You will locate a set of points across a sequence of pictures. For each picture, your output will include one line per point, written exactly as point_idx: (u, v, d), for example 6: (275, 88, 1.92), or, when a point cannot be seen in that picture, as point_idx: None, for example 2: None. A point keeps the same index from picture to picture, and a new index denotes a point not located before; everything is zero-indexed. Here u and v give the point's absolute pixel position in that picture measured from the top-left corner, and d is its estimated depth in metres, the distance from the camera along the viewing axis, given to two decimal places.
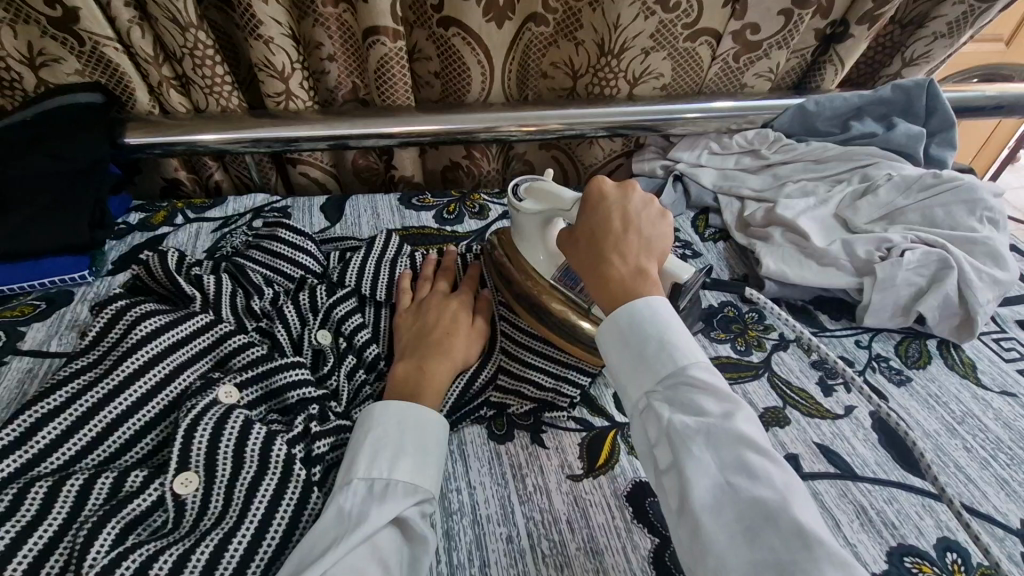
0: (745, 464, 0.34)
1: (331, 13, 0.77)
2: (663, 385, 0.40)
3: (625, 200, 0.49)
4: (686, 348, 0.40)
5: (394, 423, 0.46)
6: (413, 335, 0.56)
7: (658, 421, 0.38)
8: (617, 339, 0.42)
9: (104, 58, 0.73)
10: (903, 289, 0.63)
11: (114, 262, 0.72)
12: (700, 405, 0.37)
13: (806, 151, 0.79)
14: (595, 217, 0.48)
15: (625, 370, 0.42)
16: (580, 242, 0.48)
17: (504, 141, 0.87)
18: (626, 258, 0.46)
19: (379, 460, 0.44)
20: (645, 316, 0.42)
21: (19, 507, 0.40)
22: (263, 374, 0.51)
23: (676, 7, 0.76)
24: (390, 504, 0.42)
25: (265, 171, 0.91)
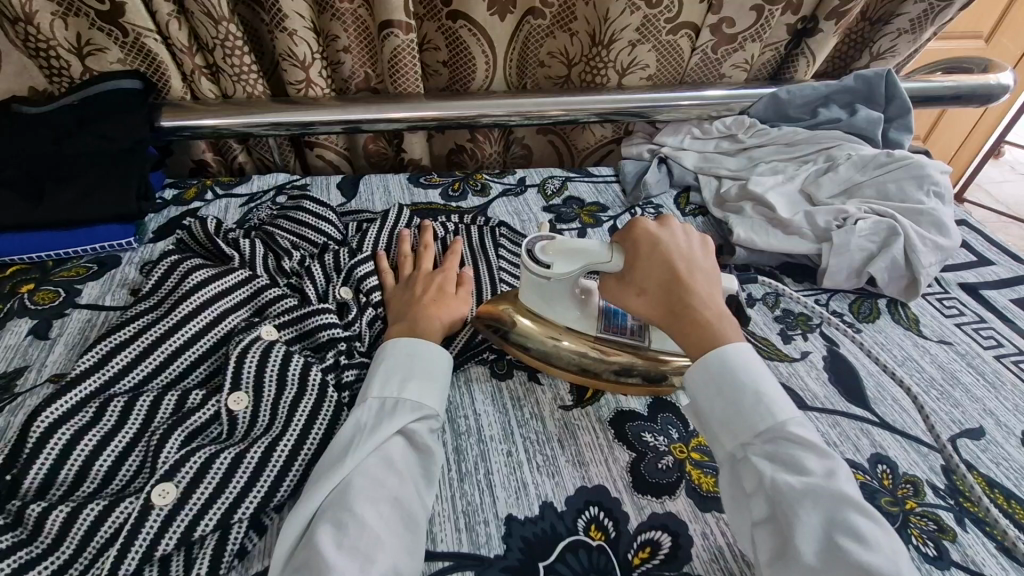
0: (852, 522, 0.39)
1: (347, 8, 0.85)
2: (763, 438, 0.45)
3: (674, 237, 0.56)
4: (782, 404, 0.46)
5: (402, 355, 0.54)
6: (404, 301, 0.63)
7: (759, 472, 0.44)
8: (711, 385, 0.48)
9: (145, 48, 0.81)
10: (857, 253, 0.71)
11: (154, 231, 0.80)
12: (805, 464, 0.43)
13: (777, 135, 0.88)
14: (663, 259, 0.53)
15: (721, 417, 0.47)
16: (650, 283, 0.53)
17: (504, 126, 0.95)
18: (699, 297, 0.52)
19: (390, 384, 0.52)
20: (741, 368, 0.47)
21: (102, 417, 0.48)
22: (298, 318, 0.60)
23: (658, 4, 0.84)
24: (399, 419, 0.50)
25: (284, 154, 0.99)
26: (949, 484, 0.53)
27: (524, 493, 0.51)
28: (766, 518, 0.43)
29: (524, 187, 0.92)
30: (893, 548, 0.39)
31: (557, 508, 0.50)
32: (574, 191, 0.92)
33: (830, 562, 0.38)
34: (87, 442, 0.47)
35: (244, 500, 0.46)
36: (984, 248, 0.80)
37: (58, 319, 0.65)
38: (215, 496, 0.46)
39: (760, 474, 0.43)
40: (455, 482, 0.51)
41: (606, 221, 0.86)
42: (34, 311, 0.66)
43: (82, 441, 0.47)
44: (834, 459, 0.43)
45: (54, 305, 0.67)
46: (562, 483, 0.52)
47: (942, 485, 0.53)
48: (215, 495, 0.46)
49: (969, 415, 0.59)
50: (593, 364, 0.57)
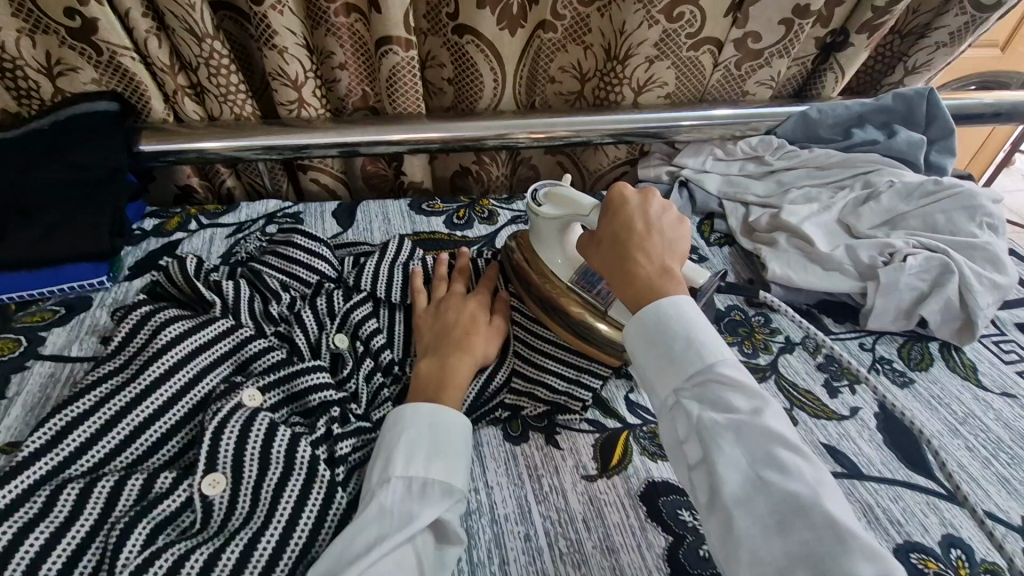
0: (775, 458, 0.36)
1: (344, 22, 0.78)
2: (692, 382, 0.42)
3: (645, 203, 0.52)
4: (711, 344, 0.42)
5: (428, 425, 0.48)
6: (435, 330, 0.57)
7: (687, 417, 0.41)
8: (645, 336, 0.44)
9: (121, 67, 0.74)
10: (906, 292, 0.64)
11: (130, 268, 0.73)
12: (729, 403, 0.39)
13: (808, 158, 0.81)
14: (621, 222, 0.50)
15: (653, 367, 0.44)
16: (606, 245, 0.51)
17: (511, 148, 0.88)
18: (651, 262, 0.48)
19: (415, 461, 0.45)
20: (669, 314, 0.44)
21: (52, 508, 0.41)
22: (285, 377, 0.52)
23: (680, 17, 0.77)
24: (428, 508, 0.43)
25: (276, 178, 0.92)
26: None
27: None
28: (697, 462, 0.40)
29: None
30: (820, 478, 0.36)
31: None
32: None
33: (752, 499, 0.36)
34: (31, 543, 0.40)
35: None
36: None
37: (17, 374, 0.58)
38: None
39: (688, 416, 0.41)
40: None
41: None
42: None
43: (27, 540, 0.40)
44: (763, 395, 0.40)
45: (15, 356, 0.60)
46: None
47: None
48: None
49: None
50: None
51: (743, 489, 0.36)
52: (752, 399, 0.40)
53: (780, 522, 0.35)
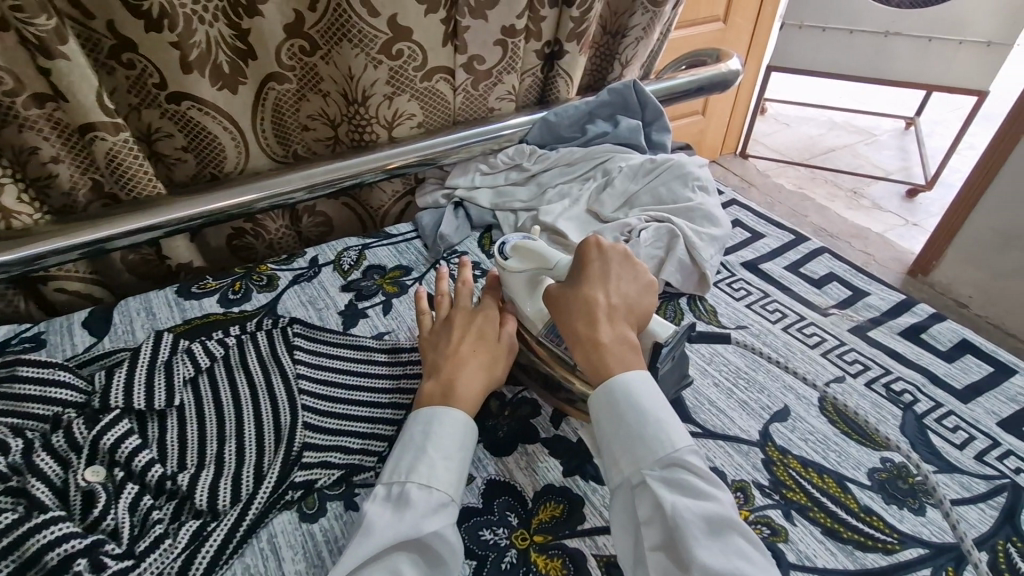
0: (738, 547, 0.41)
1: (38, 113, 0.69)
2: (661, 467, 0.45)
3: (613, 264, 0.56)
4: (678, 430, 0.46)
5: (421, 428, 0.50)
6: (439, 350, 0.58)
7: (654, 503, 0.44)
8: (612, 411, 0.47)
9: None
10: (649, 262, 0.73)
11: None
12: (697, 489, 0.43)
13: (556, 158, 0.89)
14: (585, 281, 0.54)
15: (619, 444, 0.47)
16: (570, 301, 0.54)
17: (288, 203, 0.85)
18: (609, 311, 0.52)
19: (399, 466, 0.48)
20: (638, 395, 0.47)
21: None
22: (11, 545, 0.45)
23: (400, 54, 0.79)
24: (414, 517, 0.45)
25: (7, 299, 0.79)
26: (772, 479, 0.55)
27: None
28: (659, 544, 0.43)
29: (318, 267, 0.83)
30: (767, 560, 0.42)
31: None
32: (374, 258, 0.85)
33: None
34: None
35: None
36: (754, 223, 0.88)
37: None
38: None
39: (658, 503, 0.43)
40: None
41: (411, 284, 0.80)
42: None
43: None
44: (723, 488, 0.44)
45: None
46: None
47: (765, 480, 0.55)
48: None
49: (773, 397, 0.62)
50: None
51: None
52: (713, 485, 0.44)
53: None
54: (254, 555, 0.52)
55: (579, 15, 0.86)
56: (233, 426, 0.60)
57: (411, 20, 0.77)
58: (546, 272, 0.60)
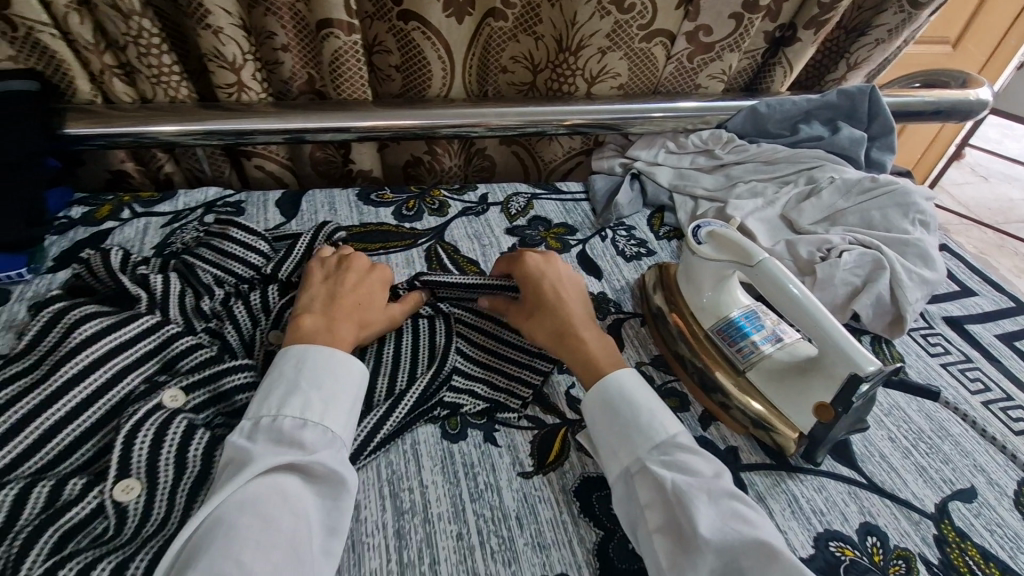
0: (738, 512, 0.44)
1: (285, 3, 0.74)
2: (656, 451, 0.48)
3: (557, 274, 0.61)
4: (667, 419, 0.50)
5: (293, 368, 0.49)
6: (319, 293, 0.56)
7: (655, 482, 0.46)
8: (612, 407, 0.50)
9: (40, 44, 0.70)
10: (841, 288, 0.66)
11: (55, 258, 0.70)
12: (692, 466, 0.46)
13: (756, 153, 0.82)
14: (548, 289, 0.59)
15: (618, 435, 0.49)
16: (536, 312, 0.58)
17: (465, 137, 0.86)
18: (566, 314, 0.57)
19: (270, 402, 0.47)
20: (622, 386, 0.51)
21: None
22: (209, 377, 0.51)
23: (631, 8, 0.77)
24: (293, 442, 0.45)
25: (218, 165, 0.88)
26: (942, 559, 0.48)
27: None
28: (661, 524, 0.45)
29: (486, 205, 0.84)
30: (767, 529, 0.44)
31: None
32: (541, 210, 0.84)
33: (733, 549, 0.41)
34: None
35: None
36: (965, 277, 0.77)
37: None
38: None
39: (659, 482, 0.45)
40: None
41: (574, 245, 0.78)
42: None
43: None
44: (718, 463, 0.47)
45: None
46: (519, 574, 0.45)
47: (935, 558, 0.48)
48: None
49: (959, 473, 0.54)
50: (773, 425, 0.53)
51: (717, 548, 0.42)
52: (707, 464, 0.47)
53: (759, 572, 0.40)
54: (396, 454, 0.52)
55: (831, 1, 0.78)
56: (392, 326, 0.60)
57: None
58: (740, 266, 0.55)
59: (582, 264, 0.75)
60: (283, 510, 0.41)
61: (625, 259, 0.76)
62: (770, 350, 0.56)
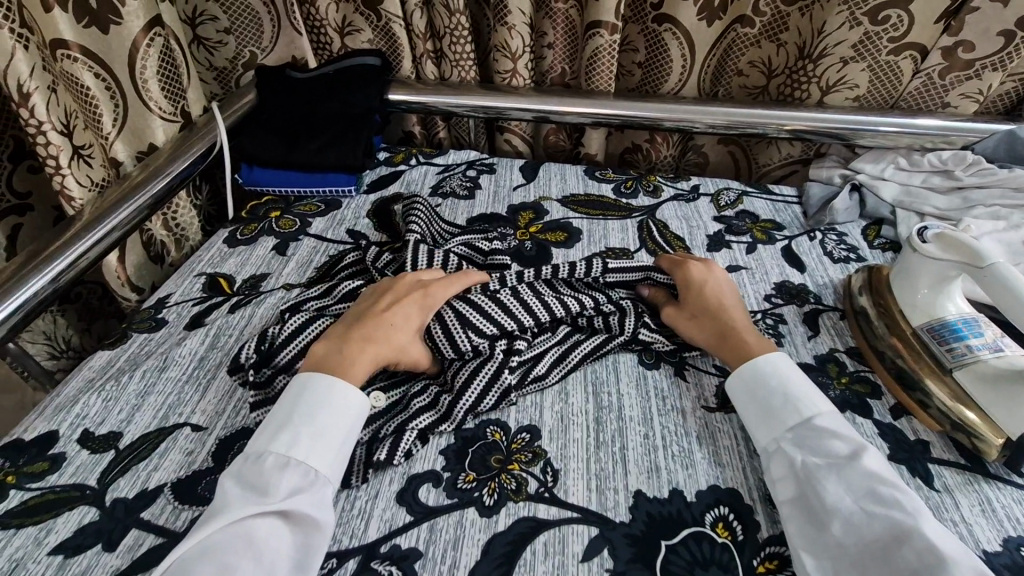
0: (877, 494, 0.45)
1: (561, 8, 0.92)
2: (792, 433, 0.52)
3: (713, 281, 0.66)
4: (808, 403, 0.53)
5: (292, 395, 0.53)
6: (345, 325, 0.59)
7: (789, 461, 0.50)
8: (749, 397, 0.56)
9: (391, 32, 0.96)
10: None
11: (369, 184, 0.96)
12: (830, 448, 0.49)
13: (1006, 178, 0.78)
14: (707, 294, 0.64)
15: (756, 421, 0.54)
16: (695, 315, 0.63)
17: (687, 131, 0.95)
18: (723, 322, 0.62)
19: (264, 434, 0.50)
20: (775, 376, 0.55)
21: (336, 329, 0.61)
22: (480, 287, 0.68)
23: (886, 21, 0.79)
24: (270, 483, 0.47)
25: (478, 134, 1.10)
26: None
27: (656, 475, 0.53)
28: (792, 496, 0.49)
29: (698, 195, 0.92)
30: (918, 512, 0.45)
31: (686, 497, 0.51)
32: (749, 206, 0.90)
33: (863, 527, 0.44)
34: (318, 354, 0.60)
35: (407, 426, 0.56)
36: None
37: (293, 242, 0.83)
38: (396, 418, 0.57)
39: (792, 461, 0.50)
40: (591, 447, 0.56)
41: (779, 239, 0.82)
42: (277, 233, 0.85)
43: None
44: (861, 442, 0.49)
45: (291, 230, 0.85)
46: (695, 476, 0.53)
47: None
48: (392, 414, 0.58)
49: None
50: (974, 429, 0.54)
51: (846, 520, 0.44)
52: (850, 446, 0.49)
53: (889, 554, 0.42)
54: (601, 367, 0.64)
55: None
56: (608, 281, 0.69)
57: None
58: (968, 268, 0.56)
59: (786, 257, 0.79)
60: (246, 559, 0.43)
61: (832, 260, 0.79)
62: (987, 356, 0.55)
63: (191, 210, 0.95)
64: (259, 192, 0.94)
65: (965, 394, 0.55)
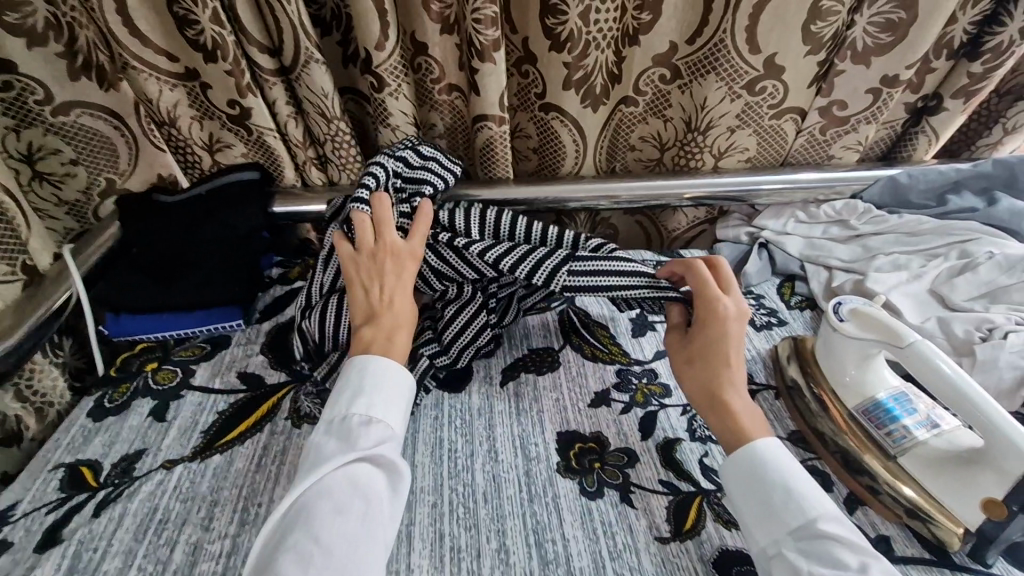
0: None
1: (446, 99, 0.88)
2: (795, 536, 0.48)
3: (731, 333, 0.60)
4: (812, 501, 0.49)
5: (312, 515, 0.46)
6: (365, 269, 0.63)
7: (794, 570, 0.45)
8: (746, 487, 0.52)
9: (265, 144, 0.89)
10: (1008, 373, 0.61)
11: (261, 312, 0.87)
12: (838, 556, 0.44)
13: (899, 225, 0.80)
14: (715, 345, 0.60)
15: (755, 517, 0.50)
16: (698, 368, 0.60)
17: (593, 209, 0.93)
18: (722, 374, 0.58)
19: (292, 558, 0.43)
20: (773, 462, 0.51)
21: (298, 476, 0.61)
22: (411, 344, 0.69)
23: (762, 91, 0.81)
24: None
25: None
26: None
27: None
28: None
29: None
30: None
31: None
32: None
33: None
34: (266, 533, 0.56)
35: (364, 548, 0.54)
36: None
37: (175, 401, 0.71)
38: None
39: (796, 569, 0.45)
40: None
41: None
42: (155, 391, 0.73)
43: (203, 572, 0.53)
44: (869, 554, 0.44)
45: (172, 385, 0.74)
46: None
47: None
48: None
49: None
50: (933, 519, 0.51)
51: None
52: (859, 557, 0.44)
53: None
54: (540, 506, 0.57)
55: (980, 71, 0.78)
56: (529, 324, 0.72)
57: (788, 59, 0.78)
58: (889, 347, 0.55)
59: None
60: None
61: (756, 329, 0.77)
62: (925, 436, 0.54)
63: (52, 371, 0.82)
64: (132, 340, 0.83)
65: (914, 481, 0.53)
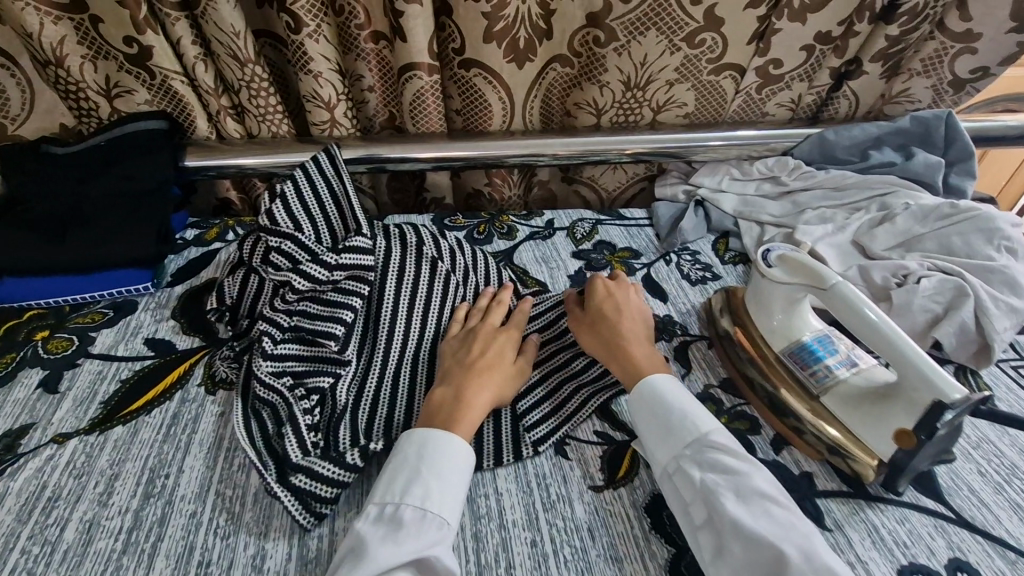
0: (771, 514, 0.43)
1: (373, 48, 0.82)
2: (688, 448, 0.49)
3: (613, 296, 0.65)
4: (703, 418, 0.50)
5: (414, 450, 0.49)
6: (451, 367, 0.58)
7: (692, 480, 0.47)
8: (648, 411, 0.53)
9: (171, 89, 0.80)
10: (920, 315, 0.64)
11: (172, 275, 0.79)
12: (725, 464, 0.46)
13: (825, 179, 0.82)
14: (607, 307, 0.63)
15: (654, 438, 0.51)
16: (602, 333, 0.61)
17: (531, 166, 0.89)
18: (621, 329, 0.61)
19: (395, 487, 0.47)
20: (669, 390, 0.53)
21: (250, 425, 0.56)
22: (306, 343, 0.60)
23: (702, 43, 0.81)
24: (408, 534, 0.44)
25: None
26: None
27: None
28: (703, 521, 0.45)
29: (553, 230, 0.88)
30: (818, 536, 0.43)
31: None
32: (605, 236, 0.87)
33: (759, 545, 0.41)
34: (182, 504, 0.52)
35: (304, 486, 0.51)
36: None
37: (69, 370, 0.64)
38: (274, 473, 0.51)
39: (694, 481, 0.47)
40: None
41: (639, 268, 0.80)
42: (45, 360, 0.65)
43: (99, 549, 0.48)
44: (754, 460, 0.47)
45: (66, 354, 0.66)
46: None
47: None
48: (233, 568, 0.47)
49: None
50: (853, 452, 0.52)
51: (747, 544, 0.42)
52: (742, 462, 0.47)
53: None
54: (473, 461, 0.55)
55: (903, 31, 0.79)
56: (456, 277, 0.69)
57: (723, 11, 0.77)
58: (812, 287, 0.55)
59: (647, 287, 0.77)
60: None
61: (690, 283, 0.78)
62: (845, 374, 0.55)
63: None
64: (17, 307, 0.72)
65: (834, 416, 0.54)
